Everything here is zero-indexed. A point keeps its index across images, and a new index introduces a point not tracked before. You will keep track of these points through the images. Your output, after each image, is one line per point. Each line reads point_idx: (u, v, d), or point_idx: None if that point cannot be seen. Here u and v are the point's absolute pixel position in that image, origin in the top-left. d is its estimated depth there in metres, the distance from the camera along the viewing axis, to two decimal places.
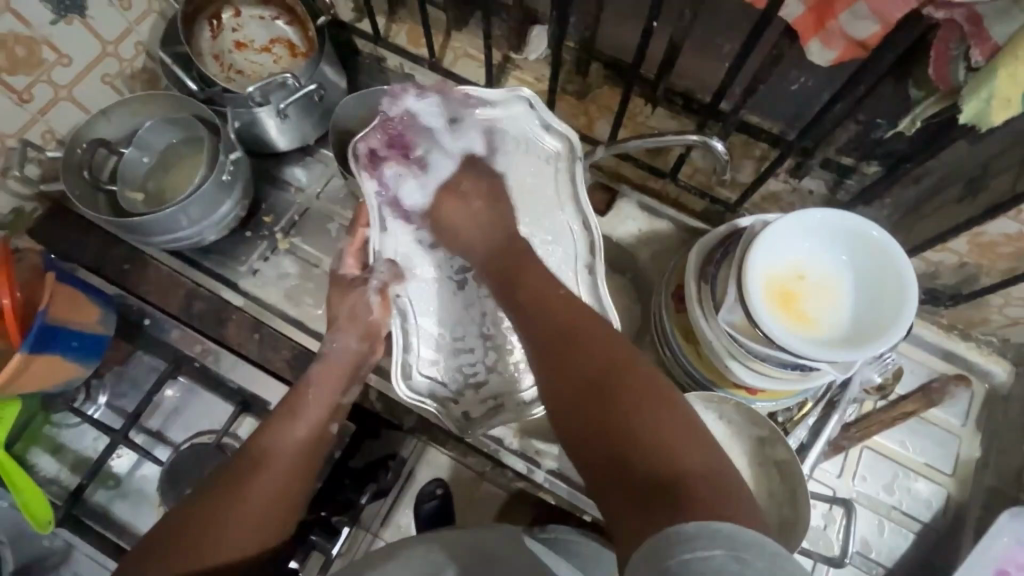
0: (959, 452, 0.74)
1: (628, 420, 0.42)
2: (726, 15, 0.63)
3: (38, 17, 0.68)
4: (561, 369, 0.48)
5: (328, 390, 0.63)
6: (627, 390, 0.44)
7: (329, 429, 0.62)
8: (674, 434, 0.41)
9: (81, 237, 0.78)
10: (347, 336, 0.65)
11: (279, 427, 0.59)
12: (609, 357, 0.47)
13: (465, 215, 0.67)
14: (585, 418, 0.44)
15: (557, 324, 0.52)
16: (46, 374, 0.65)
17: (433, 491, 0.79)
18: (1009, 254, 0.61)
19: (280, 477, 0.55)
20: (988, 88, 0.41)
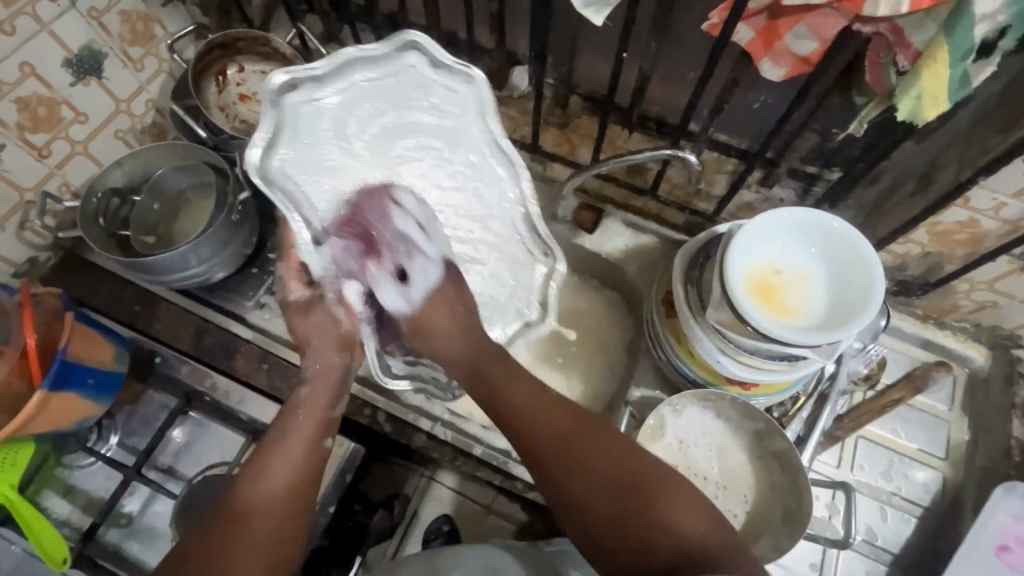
0: (948, 435, 0.77)
1: (650, 519, 0.49)
2: (687, 44, 0.70)
3: (60, 80, 0.73)
4: (556, 451, 0.54)
5: (317, 405, 0.62)
6: (633, 468, 0.52)
7: (324, 446, 0.61)
8: (680, 502, 0.50)
9: (94, 281, 0.81)
10: (325, 353, 0.65)
11: (268, 459, 0.56)
12: (604, 446, 0.53)
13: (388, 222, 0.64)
14: (601, 507, 0.51)
15: (555, 437, 0.54)
16: (62, 412, 0.67)
17: (441, 527, 0.81)
18: (965, 240, 0.67)
19: (270, 514, 0.53)
20: (915, 88, 0.47)
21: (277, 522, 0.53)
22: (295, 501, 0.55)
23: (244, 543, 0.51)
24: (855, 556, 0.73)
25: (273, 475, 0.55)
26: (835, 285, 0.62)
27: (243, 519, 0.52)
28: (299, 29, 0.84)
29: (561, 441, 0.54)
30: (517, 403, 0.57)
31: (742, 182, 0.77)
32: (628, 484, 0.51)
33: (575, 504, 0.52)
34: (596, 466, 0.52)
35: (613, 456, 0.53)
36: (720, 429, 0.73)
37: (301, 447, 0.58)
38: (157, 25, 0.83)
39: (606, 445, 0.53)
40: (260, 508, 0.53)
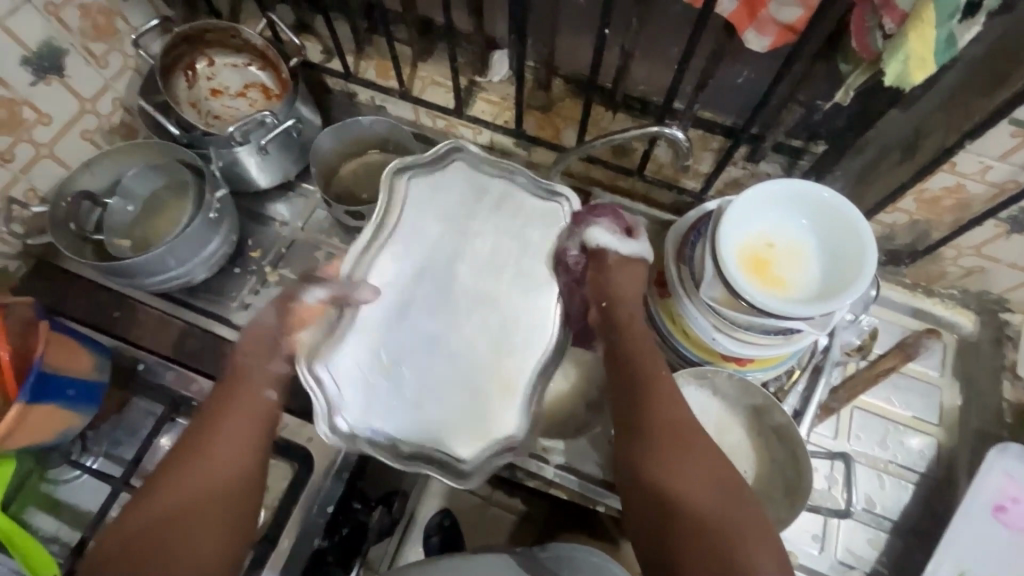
0: (941, 401, 0.78)
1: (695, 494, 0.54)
2: (668, 20, 0.69)
3: (19, 79, 0.70)
4: (664, 468, 0.56)
5: (260, 358, 0.62)
6: (738, 499, 0.54)
7: (269, 398, 0.61)
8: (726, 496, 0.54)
9: (69, 289, 0.79)
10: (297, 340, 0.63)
11: (214, 426, 0.58)
12: (717, 467, 0.56)
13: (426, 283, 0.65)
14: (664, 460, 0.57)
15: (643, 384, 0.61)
16: (43, 426, 0.64)
17: (442, 522, 0.80)
18: (952, 206, 0.67)
19: (219, 481, 0.55)
20: (902, 50, 0.47)
21: (226, 489, 0.55)
22: (238, 474, 0.56)
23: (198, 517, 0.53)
24: (856, 524, 0.73)
25: (221, 437, 0.57)
26: (825, 257, 0.62)
27: (177, 492, 0.53)
28: (271, 19, 0.82)
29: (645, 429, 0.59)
30: (656, 417, 0.59)
31: (729, 158, 0.77)
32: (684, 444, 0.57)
33: (679, 524, 0.53)
34: (700, 491, 0.54)
35: (716, 479, 0.55)
36: (717, 406, 0.73)
37: (245, 404, 0.59)
38: (119, 20, 0.80)
39: (717, 466, 0.56)
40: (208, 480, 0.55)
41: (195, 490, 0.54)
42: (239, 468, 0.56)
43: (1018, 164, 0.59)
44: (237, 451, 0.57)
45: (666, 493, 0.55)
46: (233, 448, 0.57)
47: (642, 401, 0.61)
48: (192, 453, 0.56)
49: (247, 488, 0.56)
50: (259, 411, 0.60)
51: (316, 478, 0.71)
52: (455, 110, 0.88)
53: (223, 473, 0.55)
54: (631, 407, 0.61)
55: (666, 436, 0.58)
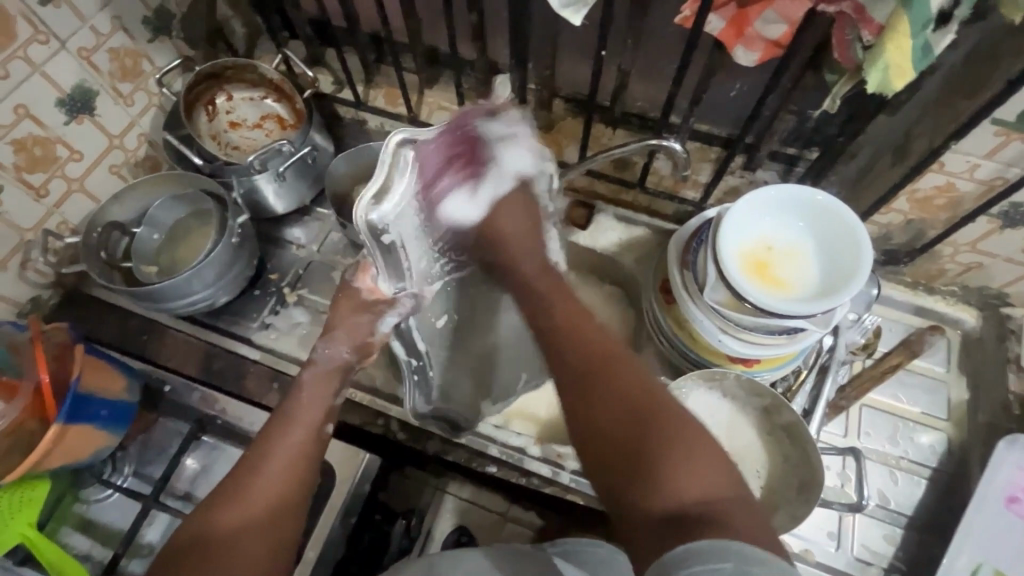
0: (949, 396, 0.79)
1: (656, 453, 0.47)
2: (661, 40, 0.73)
3: (54, 119, 0.75)
4: (590, 406, 0.52)
5: (319, 394, 0.64)
6: (662, 427, 0.49)
7: (324, 430, 0.63)
8: (692, 457, 0.47)
9: (99, 315, 0.82)
10: (338, 346, 0.68)
11: (271, 443, 0.59)
12: (638, 396, 0.51)
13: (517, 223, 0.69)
14: (617, 427, 0.50)
15: (587, 359, 0.55)
16: (77, 445, 0.67)
17: (459, 538, 0.82)
18: (944, 204, 0.69)
19: (267, 501, 0.55)
20: (882, 60, 0.50)
21: (268, 514, 0.54)
22: (285, 494, 0.56)
23: (241, 541, 0.52)
24: (871, 521, 0.74)
25: (273, 462, 0.57)
26: (825, 256, 0.64)
27: (220, 514, 0.53)
28: (286, 55, 0.86)
29: (599, 400, 0.52)
30: (592, 356, 0.55)
31: (726, 167, 0.80)
32: (642, 416, 0.50)
33: (611, 468, 0.49)
34: (675, 467, 0.46)
35: (633, 412, 0.50)
36: (727, 408, 0.74)
37: (295, 435, 0.60)
38: (145, 61, 0.85)
39: (638, 394, 0.51)
40: (255, 504, 0.54)
41: (244, 512, 0.54)
42: (282, 493, 0.56)
43: (1004, 162, 0.61)
44: (286, 472, 0.57)
45: (593, 431, 0.51)
46: (282, 471, 0.57)
47: (565, 337, 0.58)
48: (241, 476, 0.56)
49: (292, 506, 0.56)
50: (309, 440, 0.60)
51: (338, 490, 0.74)
52: None
53: (273, 495, 0.55)
54: (558, 352, 0.57)
55: (594, 369, 0.54)
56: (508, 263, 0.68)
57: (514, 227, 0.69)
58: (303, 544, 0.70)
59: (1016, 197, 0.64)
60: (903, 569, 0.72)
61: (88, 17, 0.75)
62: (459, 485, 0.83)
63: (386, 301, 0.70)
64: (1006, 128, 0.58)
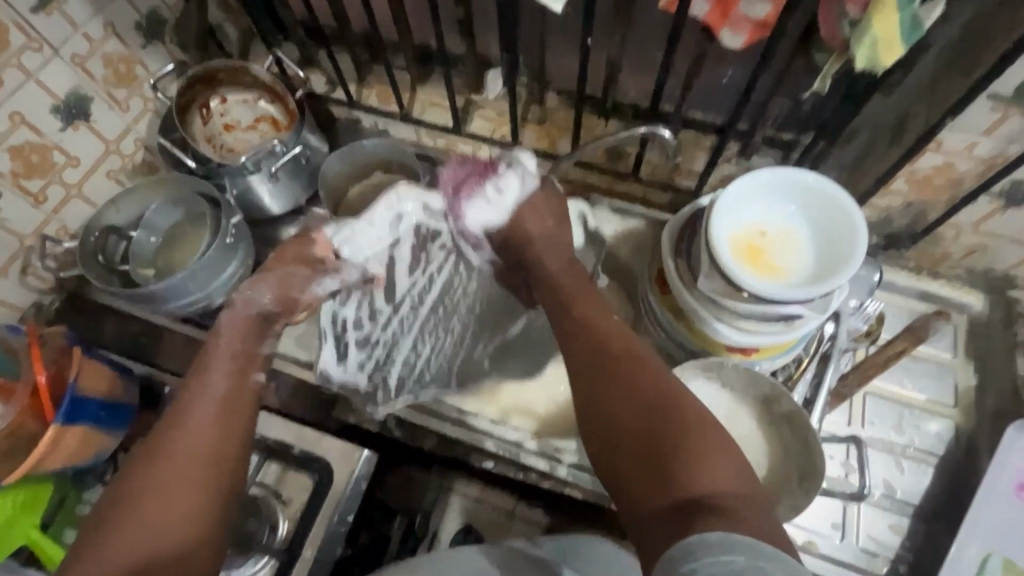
0: (956, 382, 0.77)
1: (668, 440, 0.46)
2: (650, 28, 0.72)
3: (49, 126, 0.76)
4: (608, 402, 0.50)
5: (238, 344, 0.65)
6: (679, 414, 0.47)
7: (250, 379, 0.62)
8: (703, 447, 0.45)
9: (100, 319, 0.84)
10: (268, 291, 0.71)
11: (196, 393, 0.58)
12: (655, 388, 0.49)
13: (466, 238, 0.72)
14: (630, 417, 0.48)
15: (600, 347, 0.55)
16: (77, 447, 0.68)
17: (466, 536, 0.81)
18: (943, 185, 0.68)
19: (198, 454, 0.53)
20: (869, 36, 0.49)
21: (202, 466, 0.53)
22: (222, 443, 0.55)
23: (175, 491, 0.50)
24: (877, 511, 0.72)
25: (200, 415, 0.56)
26: (820, 236, 0.63)
27: (154, 466, 0.52)
28: (277, 56, 0.87)
29: (619, 387, 0.50)
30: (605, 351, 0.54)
31: (720, 155, 0.78)
32: (660, 404, 0.48)
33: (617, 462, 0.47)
34: (688, 458, 0.44)
35: (649, 401, 0.49)
36: (727, 399, 0.73)
37: (219, 381, 0.60)
38: (139, 67, 0.86)
39: (650, 390, 0.49)
40: (188, 452, 0.53)
41: (186, 457, 0.53)
42: (214, 439, 0.55)
43: (1004, 138, 0.60)
44: (213, 419, 0.56)
45: (603, 426, 0.50)
46: (207, 419, 0.56)
47: (581, 333, 0.57)
48: (166, 432, 0.54)
49: (230, 454, 0.55)
50: (241, 395, 0.60)
51: (336, 488, 0.73)
52: (455, 129, 0.92)
53: (205, 442, 0.54)
54: (577, 341, 0.57)
55: (608, 358, 0.53)
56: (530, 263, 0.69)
57: (548, 224, 0.70)
58: (301, 542, 0.70)
59: (1017, 174, 0.62)
60: (911, 559, 0.71)
61: (81, 25, 0.76)
62: (464, 483, 0.84)
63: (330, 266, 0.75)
64: (1003, 103, 0.57)
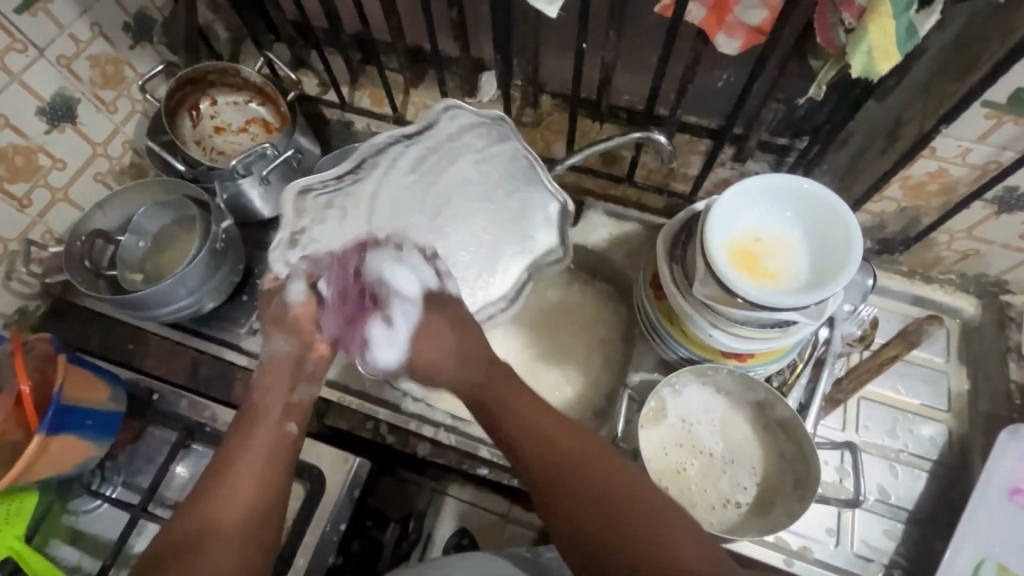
0: (949, 387, 0.78)
1: (639, 543, 0.47)
2: (645, 31, 0.72)
3: (34, 128, 0.75)
4: (569, 506, 0.51)
5: (279, 396, 0.61)
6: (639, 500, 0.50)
7: (287, 431, 0.59)
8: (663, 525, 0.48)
9: (86, 325, 0.82)
10: (281, 338, 0.64)
11: (238, 443, 0.57)
12: (608, 483, 0.51)
13: (440, 350, 0.61)
14: (595, 518, 0.49)
15: (550, 450, 0.53)
16: (63, 456, 0.66)
17: (460, 540, 0.92)
18: (937, 190, 0.68)
19: (252, 486, 0.55)
20: (864, 43, 0.49)
21: (246, 524, 0.53)
22: (258, 501, 0.54)
23: (210, 545, 0.51)
24: (871, 516, 0.72)
25: (244, 461, 0.56)
26: (815, 242, 0.63)
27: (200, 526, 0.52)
28: (268, 57, 0.86)
29: (576, 491, 0.51)
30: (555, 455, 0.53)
31: (715, 159, 0.78)
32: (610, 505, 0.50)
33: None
34: (662, 544, 0.47)
35: (606, 499, 0.50)
36: (720, 404, 0.73)
37: (265, 434, 0.58)
38: (127, 68, 0.84)
39: (614, 488, 0.50)
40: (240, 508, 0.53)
41: (227, 518, 0.52)
42: (259, 494, 0.55)
43: (997, 145, 0.60)
44: (267, 462, 0.57)
45: (569, 537, 0.50)
46: (256, 460, 0.56)
47: (521, 428, 0.55)
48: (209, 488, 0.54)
49: (281, 483, 0.57)
50: (281, 449, 0.58)
51: (328, 497, 0.72)
52: None
53: (246, 502, 0.54)
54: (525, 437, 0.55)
55: (554, 468, 0.52)
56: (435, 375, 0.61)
57: (449, 338, 0.61)
58: (293, 551, 0.69)
59: (1010, 180, 0.62)
60: (905, 565, 0.71)
61: (67, 25, 0.75)
62: (458, 488, 0.92)
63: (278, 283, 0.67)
64: (998, 111, 0.57)
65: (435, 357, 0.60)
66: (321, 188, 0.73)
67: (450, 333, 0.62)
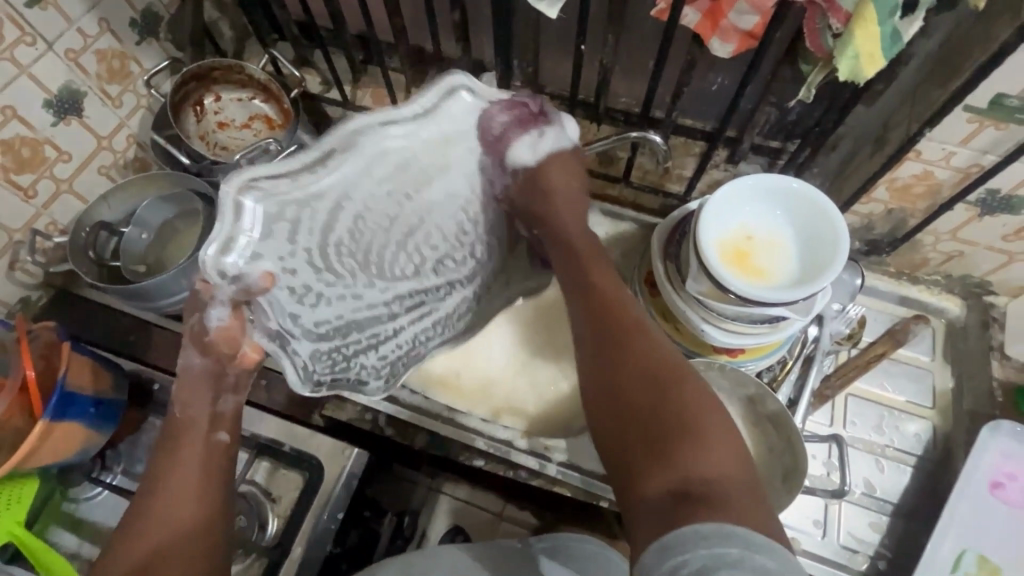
0: (934, 385, 0.80)
1: (672, 419, 0.47)
2: (643, 35, 0.74)
3: (41, 120, 0.76)
4: (617, 387, 0.51)
5: (202, 403, 0.63)
6: (679, 389, 0.49)
7: (218, 438, 0.62)
8: (703, 424, 0.47)
9: (88, 316, 0.83)
10: (191, 352, 0.63)
11: (170, 458, 0.60)
12: (656, 362, 0.52)
13: (565, 198, 0.71)
14: (631, 400, 0.50)
15: (607, 321, 0.57)
16: (65, 442, 0.67)
17: (454, 537, 0.89)
18: (923, 193, 0.70)
19: (193, 493, 0.58)
20: (851, 47, 0.51)
21: (195, 524, 0.57)
22: (202, 504, 0.58)
23: (166, 549, 0.55)
24: (857, 509, 0.74)
25: (177, 472, 0.59)
26: (804, 240, 0.65)
27: (150, 538, 0.55)
28: (273, 55, 0.87)
29: (623, 363, 0.53)
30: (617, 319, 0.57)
31: (709, 161, 0.80)
32: (655, 383, 0.50)
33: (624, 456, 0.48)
34: (697, 449, 0.45)
35: (651, 372, 0.51)
36: None
37: (190, 454, 0.60)
38: (133, 63, 0.86)
39: (659, 362, 0.52)
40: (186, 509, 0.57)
41: (176, 523, 0.56)
42: (201, 497, 0.58)
43: (979, 149, 0.62)
44: (198, 479, 0.59)
45: (606, 403, 0.52)
46: (187, 470, 0.59)
47: (592, 304, 0.60)
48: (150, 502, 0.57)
49: (215, 495, 0.59)
50: (212, 456, 0.61)
51: (327, 486, 0.72)
52: None
53: (190, 505, 0.57)
54: (585, 313, 0.59)
55: (609, 333, 0.56)
56: (549, 223, 0.71)
57: (562, 188, 0.72)
58: (291, 540, 0.70)
59: (992, 183, 0.65)
60: (889, 557, 0.72)
61: (75, 20, 0.76)
62: (452, 486, 0.94)
63: (206, 293, 0.60)
64: (979, 115, 0.59)
65: (555, 185, 0.71)
66: (276, 190, 0.57)
67: (569, 172, 0.72)
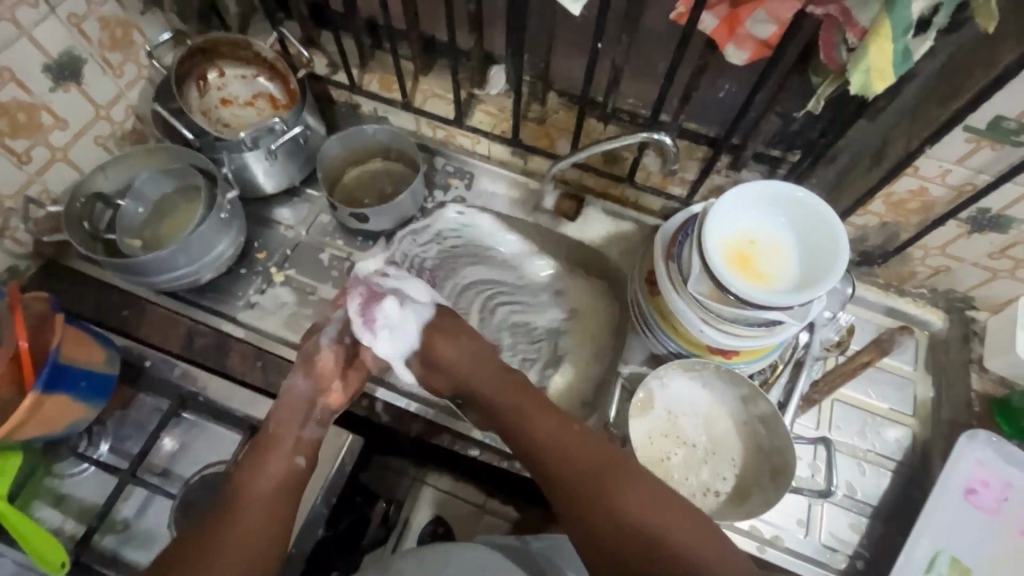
0: (916, 393, 0.83)
1: (627, 519, 0.57)
2: (657, 38, 0.75)
3: (39, 85, 0.74)
4: (595, 495, 0.59)
5: (292, 421, 0.68)
6: (607, 490, 0.58)
7: (297, 462, 0.66)
8: (669, 511, 0.57)
9: (78, 289, 0.81)
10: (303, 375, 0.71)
11: (257, 464, 0.64)
12: (593, 463, 0.61)
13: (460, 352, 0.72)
14: (596, 511, 0.58)
15: (541, 435, 0.64)
16: (55, 415, 0.66)
17: (435, 529, 0.90)
18: (916, 208, 0.73)
19: (261, 506, 0.62)
20: (865, 61, 0.52)
21: (255, 527, 0.60)
22: (265, 518, 0.61)
23: (224, 541, 0.58)
24: (839, 510, 0.77)
25: (258, 475, 0.63)
26: (804, 248, 0.67)
27: (219, 529, 0.59)
28: (282, 33, 0.86)
29: (571, 478, 0.61)
30: (542, 448, 0.63)
31: (713, 166, 0.81)
32: (600, 476, 0.60)
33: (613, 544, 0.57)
34: (668, 520, 0.56)
35: (588, 475, 0.60)
36: (707, 398, 0.77)
37: (276, 466, 0.64)
38: (136, 32, 0.84)
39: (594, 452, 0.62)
40: (252, 499, 0.62)
41: (244, 521, 0.60)
42: (265, 509, 0.61)
43: (974, 168, 0.65)
44: (270, 498, 0.63)
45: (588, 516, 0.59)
46: (271, 475, 0.64)
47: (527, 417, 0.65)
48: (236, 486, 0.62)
49: (282, 509, 0.63)
50: (289, 477, 0.65)
51: (318, 474, 0.70)
52: (455, 121, 0.92)
53: (259, 512, 0.61)
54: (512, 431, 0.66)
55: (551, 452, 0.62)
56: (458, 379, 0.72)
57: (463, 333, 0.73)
58: None
59: (983, 202, 0.67)
60: (868, 556, 0.75)
61: None
62: (437, 477, 0.92)
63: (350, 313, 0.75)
64: (977, 136, 0.61)
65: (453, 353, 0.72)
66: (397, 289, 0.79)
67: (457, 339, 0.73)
